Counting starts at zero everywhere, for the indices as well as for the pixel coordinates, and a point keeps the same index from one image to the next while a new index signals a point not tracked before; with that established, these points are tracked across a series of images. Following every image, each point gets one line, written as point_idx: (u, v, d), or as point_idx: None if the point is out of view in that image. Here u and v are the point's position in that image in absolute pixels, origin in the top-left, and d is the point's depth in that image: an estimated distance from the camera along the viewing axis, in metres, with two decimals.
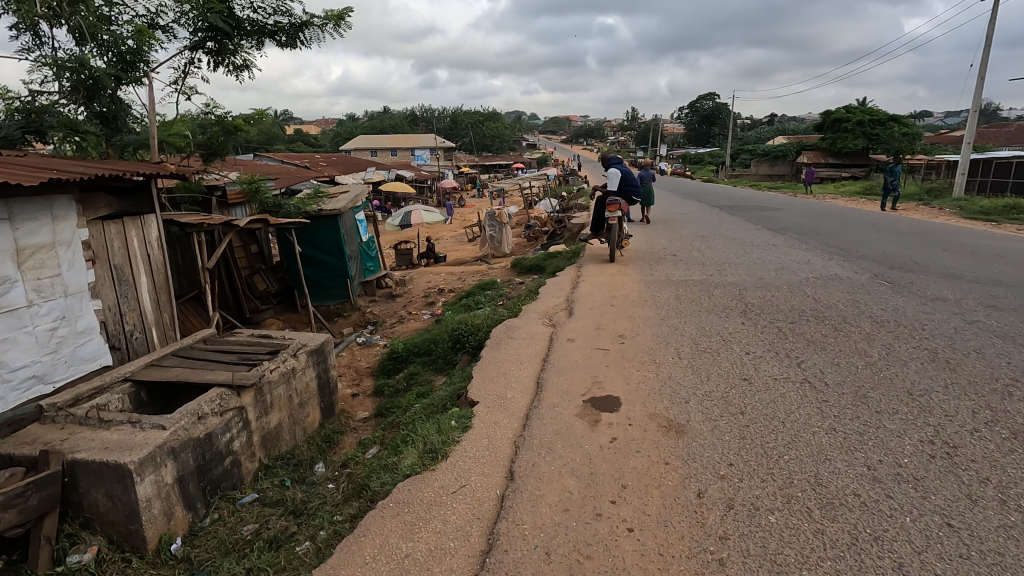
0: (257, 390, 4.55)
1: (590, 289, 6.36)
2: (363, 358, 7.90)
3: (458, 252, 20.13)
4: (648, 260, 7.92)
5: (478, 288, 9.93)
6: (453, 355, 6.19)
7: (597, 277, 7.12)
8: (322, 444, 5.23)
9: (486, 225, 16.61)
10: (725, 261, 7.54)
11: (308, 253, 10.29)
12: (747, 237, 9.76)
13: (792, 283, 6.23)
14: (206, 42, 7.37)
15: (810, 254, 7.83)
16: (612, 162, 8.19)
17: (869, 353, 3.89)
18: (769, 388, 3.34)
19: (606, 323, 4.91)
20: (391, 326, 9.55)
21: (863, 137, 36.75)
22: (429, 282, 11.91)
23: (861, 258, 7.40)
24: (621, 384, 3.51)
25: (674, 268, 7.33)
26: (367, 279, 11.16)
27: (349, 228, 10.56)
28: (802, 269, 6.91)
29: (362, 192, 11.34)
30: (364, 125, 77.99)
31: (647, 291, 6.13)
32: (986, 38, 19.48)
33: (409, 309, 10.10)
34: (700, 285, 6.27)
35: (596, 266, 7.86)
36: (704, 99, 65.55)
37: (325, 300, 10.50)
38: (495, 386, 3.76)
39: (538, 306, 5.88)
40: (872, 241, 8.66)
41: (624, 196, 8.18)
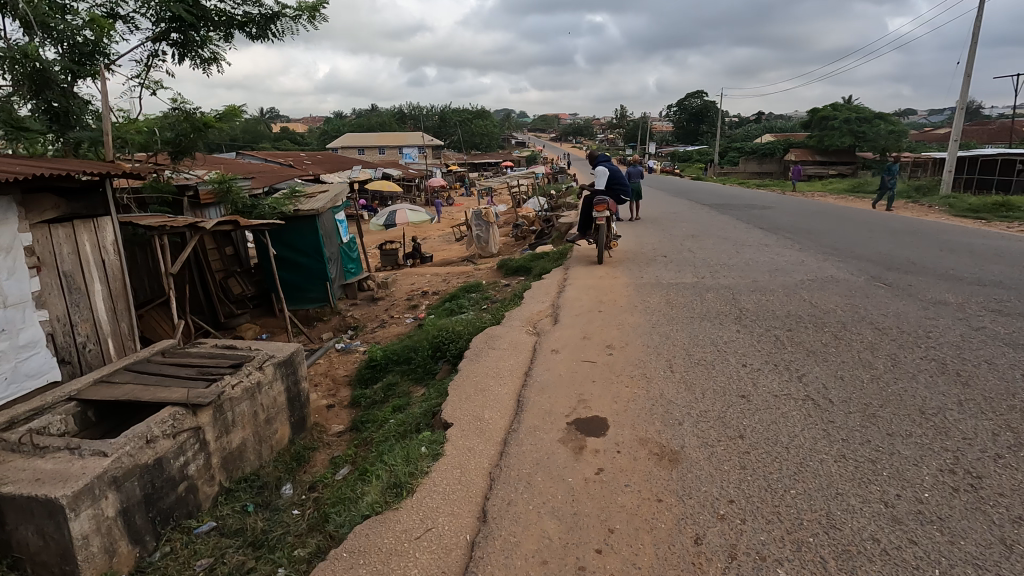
0: (216, 408, 4.20)
1: (577, 293, 6.06)
2: (341, 366, 7.55)
3: (445, 252, 19.76)
4: (637, 261, 7.64)
5: (463, 290, 9.60)
6: (433, 364, 5.86)
7: (584, 280, 6.83)
8: (291, 463, 4.88)
9: (473, 224, 16.27)
10: (717, 262, 7.28)
11: (286, 255, 9.91)
12: (738, 236, 9.52)
13: (787, 285, 5.97)
14: (170, 33, 6.99)
15: (803, 254, 7.59)
16: (600, 159, 7.91)
17: (874, 365, 3.62)
18: (769, 407, 3.06)
19: (593, 332, 4.60)
20: (372, 330, 9.18)
21: (850, 135, 36.84)
22: (413, 284, 11.55)
23: (856, 258, 7.18)
24: (608, 403, 3.21)
25: (664, 270, 7.06)
26: (348, 281, 10.78)
27: (329, 229, 10.18)
28: (797, 270, 6.66)
29: (343, 191, 10.96)
30: (351, 123, 77.17)
31: (635, 295, 5.84)
32: (972, 35, 19.46)
33: (391, 313, 9.75)
34: (692, 289, 5.99)
35: (584, 268, 7.57)
36: (692, 97, 65.59)
37: (303, 303, 10.10)
38: (472, 406, 3.44)
39: (521, 312, 5.58)
40: (866, 241, 8.45)
41: (612, 195, 7.89)
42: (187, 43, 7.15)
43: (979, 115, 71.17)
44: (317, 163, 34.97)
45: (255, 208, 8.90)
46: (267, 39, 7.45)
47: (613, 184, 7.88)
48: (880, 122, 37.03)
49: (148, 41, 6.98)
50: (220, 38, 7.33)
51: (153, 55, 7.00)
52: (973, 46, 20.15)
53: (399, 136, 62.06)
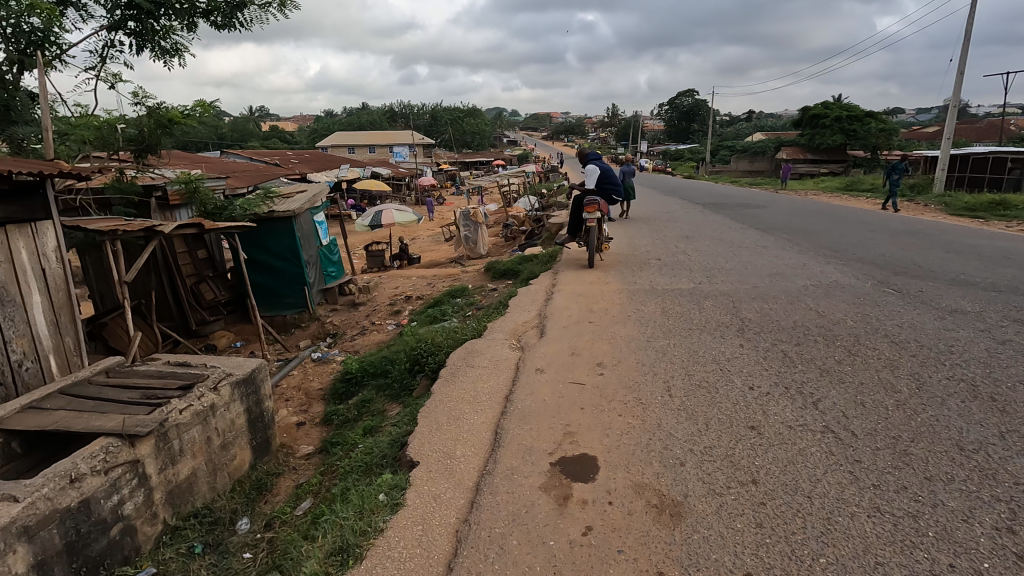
0: (159, 437, 3.73)
1: (565, 301, 5.64)
2: (316, 378, 7.08)
3: (434, 253, 19.29)
4: (630, 265, 7.24)
5: (448, 295, 9.16)
6: (410, 379, 5.42)
7: (574, 285, 6.41)
8: (251, 493, 4.41)
9: (461, 225, 15.82)
10: (714, 266, 6.89)
11: (261, 259, 9.42)
12: (734, 238, 9.12)
13: (790, 291, 5.59)
14: (126, 21, 6.49)
15: (804, 257, 7.22)
16: (590, 157, 7.51)
17: (897, 387, 3.22)
18: (785, 442, 2.65)
19: (582, 347, 4.18)
20: (352, 338, 8.71)
21: (842, 133, 36.72)
22: (397, 288, 11.08)
23: (859, 261, 6.81)
24: (599, 438, 2.79)
25: (659, 275, 6.65)
26: (328, 285, 10.30)
27: (306, 231, 9.69)
28: (799, 274, 6.28)
29: (322, 191, 10.46)
30: (340, 122, 76.42)
31: (629, 303, 5.42)
32: (966, 33, 19.26)
33: (372, 319, 9.28)
34: (688, 297, 5.58)
35: (574, 272, 7.15)
36: (683, 95, 65.44)
37: (279, 309, 9.62)
38: (443, 440, 3.00)
39: (506, 322, 5.15)
40: (868, 242, 8.10)
41: (604, 195, 7.47)
42: (146, 33, 6.67)
43: (969, 113, 71.43)
44: (304, 162, 34.35)
45: (223, 211, 8.33)
46: (233, 28, 6.96)
47: (604, 183, 7.48)
48: (871, 120, 36.94)
49: (102, 30, 6.48)
50: (182, 27, 6.85)
51: (107, 45, 6.51)
52: (967, 42, 19.94)
53: (389, 135, 61.42)
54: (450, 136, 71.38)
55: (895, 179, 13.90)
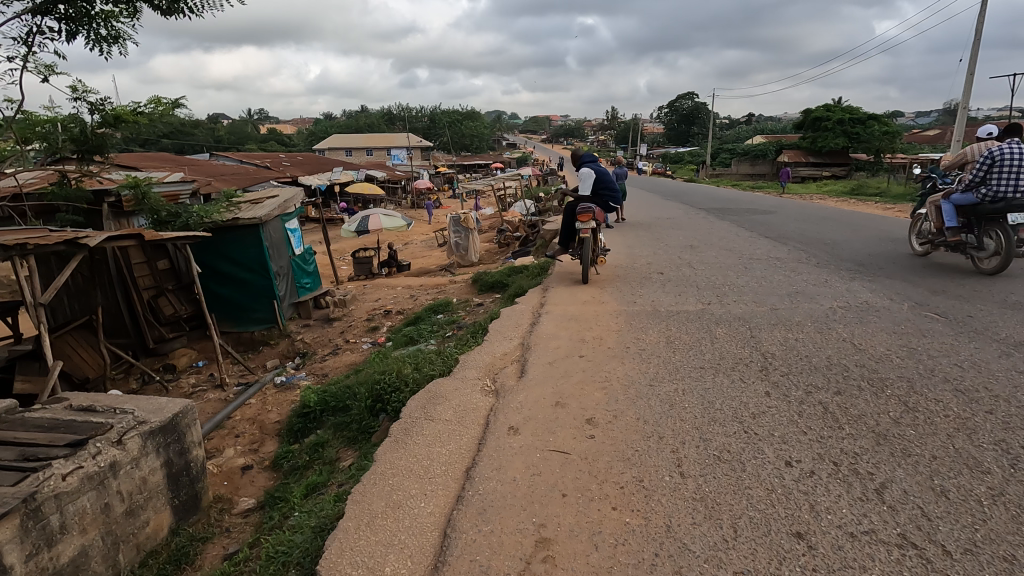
0: (27, 516, 2.91)
1: (554, 325, 4.86)
2: (275, 408, 6.26)
3: (424, 260, 18.49)
4: (629, 281, 6.45)
5: (429, 311, 8.38)
6: (371, 419, 4.62)
7: (565, 305, 5.62)
8: (164, 569, 3.58)
9: (451, 231, 15.04)
10: (723, 283, 6.10)
11: (227, 271, 8.67)
12: (743, 248, 8.33)
13: (815, 316, 4.80)
14: (56, 5, 5.72)
15: (824, 271, 6.43)
16: (585, 159, 6.72)
17: (985, 465, 2.41)
18: (851, 569, 1.85)
19: (569, 394, 3.38)
20: (323, 359, 7.89)
21: (844, 136, 36.06)
22: (378, 300, 10.29)
23: (888, 277, 6.03)
24: (586, 552, 2.00)
25: (661, 294, 5.85)
26: (301, 299, 9.51)
27: (275, 240, 8.90)
28: (822, 293, 5.49)
29: (295, 196, 9.68)
30: (337, 125, 75.71)
31: (628, 330, 4.62)
32: (975, 31, 18.60)
33: (348, 336, 8.46)
34: (696, 323, 4.78)
35: (566, 289, 6.37)
36: (682, 98, 65.00)
37: (248, 325, 8.84)
38: (373, 544, 2.21)
39: (483, 354, 4.35)
40: (893, 255, 7.30)
41: (599, 203, 6.68)
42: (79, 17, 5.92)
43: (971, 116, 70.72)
44: (295, 164, 33.55)
45: (177, 217, 7.47)
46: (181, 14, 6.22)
47: (601, 187, 6.68)
48: (874, 123, 36.27)
49: (28, 14, 5.70)
50: (124, 13, 6.15)
51: (33, 32, 5.73)
52: (978, 42, 19.20)
53: (385, 138, 60.74)
54: (448, 138, 70.69)
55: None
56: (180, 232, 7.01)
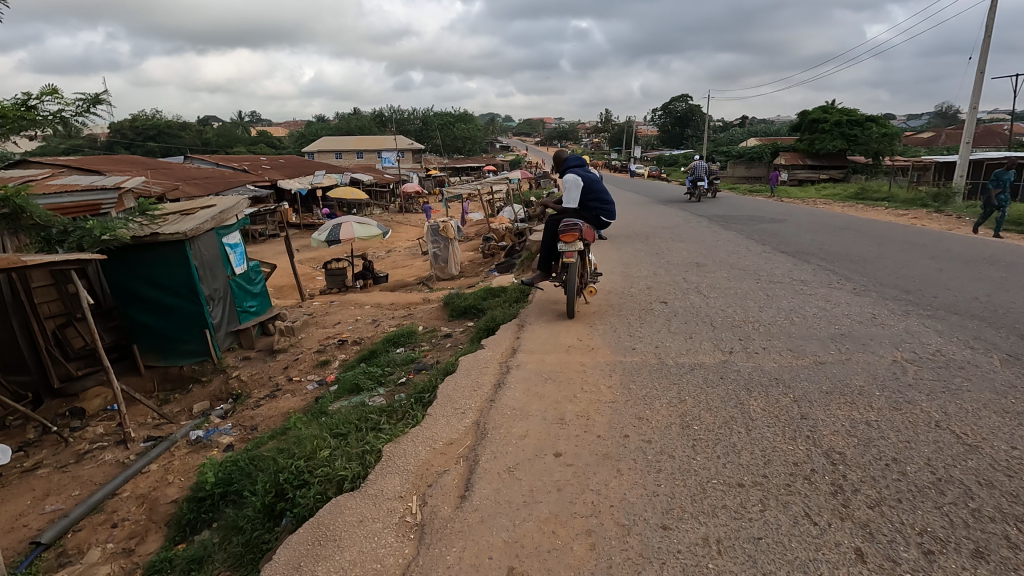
0: None
1: (522, 392, 3.56)
2: (178, 480, 4.94)
3: (404, 271, 17.18)
4: (625, 316, 5.19)
5: (389, 342, 7.12)
6: (264, 529, 3.30)
7: (542, 353, 4.33)
8: None
9: (429, 241, 13.75)
10: (744, 320, 4.84)
11: (150, 296, 7.33)
12: (760, 268, 7.07)
13: (880, 376, 3.53)
14: None
15: (867, 304, 5.19)
16: (571, 163, 5.45)
17: None
18: None
19: (534, 550, 2.08)
20: (256, 404, 6.58)
21: (842, 138, 35.25)
22: (338, 324, 8.97)
23: (952, 313, 4.79)
24: None
25: (666, 335, 4.58)
26: (243, 325, 8.19)
27: (209, 258, 7.57)
28: (877, 338, 4.24)
29: (239, 205, 8.36)
30: (327, 127, 74.23)
31: (625, 399, 3.34)
32: (986, 27, 17.64)
33: (291, 373, 7.14)
34: (718, 387, 3.50)
35: (546, 325, 5.08)
36: (677, 100, 64.13)
37: (176, 358, 7.52)
38: None
39: (417, 445, 3.04)
40: (941, 279, 6.06)
41: (588, 216, 5.40)
42: None
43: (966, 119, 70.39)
44: (276, 168, 32.16)
45: (69, 235, 6.10)
46: None
47: (590, 197, 5.40)
48: (872, 124, 35.40)
49: None
50: None
51: None
52: (990, 39, 18.23)
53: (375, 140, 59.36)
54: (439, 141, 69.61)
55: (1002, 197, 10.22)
56: (69, 255, 5.67)
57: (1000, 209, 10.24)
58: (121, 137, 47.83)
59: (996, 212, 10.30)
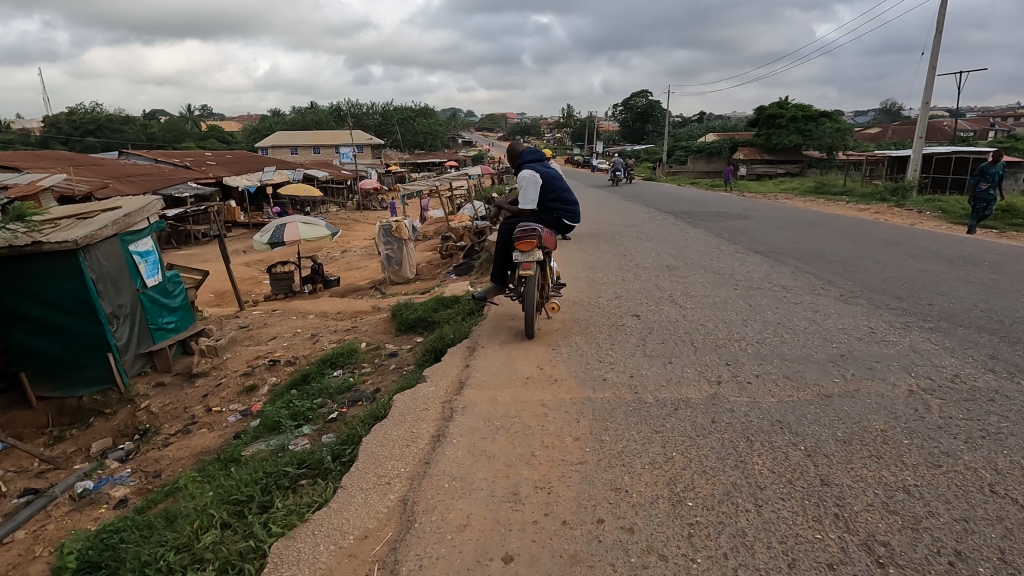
0: None
1: (466, 450, 2.78)
2: (46, 554, 3.95)
3: (356, 274, 16.11)
4: (592, 335, 4.48)
5: (325, 363, 6.22)
6: None
7: (494, 388, 3.56)
8: None
9: (381, 242, 12.80)
10: (729, 340, 4.19)
11: (38, 316, 6.21)
12: (736, 272, 6.48)
13: (902, 416, 2.91)
14: None
15: (861, 316, 4.62)
16: (527, 157, 4.69)
17: None
18: None
19: None
20: (166, 441, 5.60)
21: (797, 134, 35.72)
22: (272, 340, 7.98)
23: (957, 325, 4.26)
24: None
25: (641, 360, 3.89)
26: (157, 345, 7.12)
27: (111, 270, 6.49)
28: (883, 361, 3.65)
29: (151, 207, 7.28)
30: (281, 122, 71.40)
31: (596, 460, 2.61)
32: (937, 23, 17.77)
33: (211, 402, 6.17)
34: (710, 436, 2.80)
35: (501, 348, 4.31)
36: (637, 96, 64.20)
37: (73, 387, 6.40)
38: None
39: (318, 544, 2.22)
40: (930, 283, 5.59)
41: (547, 219, 4.66)
42: None
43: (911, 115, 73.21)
44: (221, 164, 30.32)
45: None
46: None
47: (550, 197, 4.65)
48: (826, 120, 36.02)
49: None
50: None
51: None
52: (942, 35, 18.37)
53: (331, 135, 57.29)
54: (399, 136, 67.90)
55: (988, 190, 9.76)
56: None
57: (984, 205, 9.79)
58: (55, 130, 44.60)
59: (980, 208, 9.85)
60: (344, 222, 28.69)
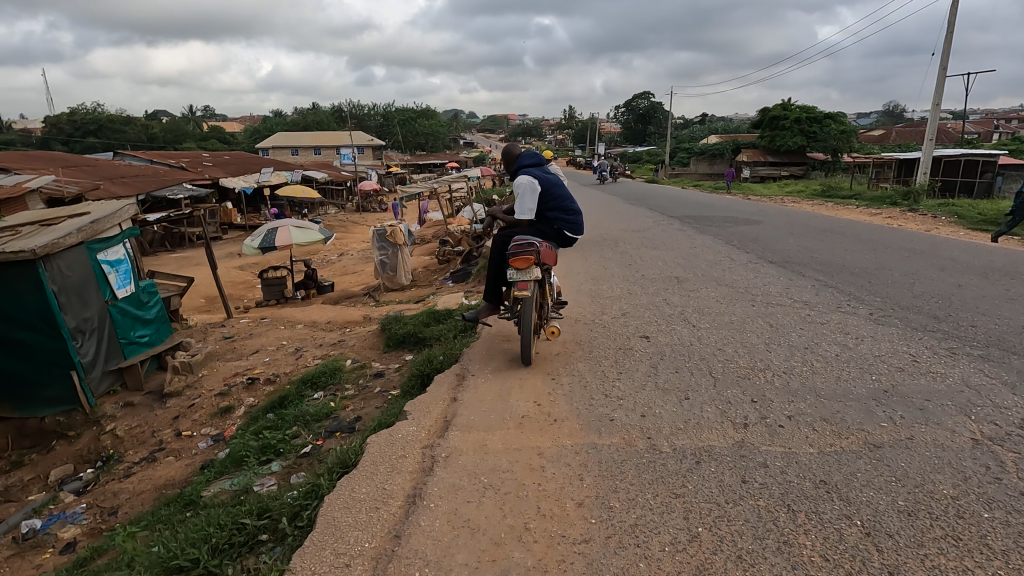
0: None
1: (445, 520, 2.29)
2: None
3: (352, 279, 15.63)
4: (597, 361, 3.99)
5: (306, 383, 5.73)
6: None
7: (484, 429, 3.07)
8: None
9: (375, 247, 12.32)
10: (752, 369, 3.69)
11: None
12: (752, 285, 5.98)
13: (972, 477, 2.41)
14: None
15: (898, 340, 4.12)
16: (525, 161, 4.20)
17: None
18: None
19: None
20: (129, 470, 5.12)
21: (802, 135, 35.24)
22: (254, 354, 7.49)
23: (1011, 354, 3.76)
24: None
25: (654, 394, 3.39)
26: (128, 360, 6.64)
27: (76, 281, 6.02)
28: (938, 400, 3.14)
29: (123, 213, 6.81)
30: (281, 122, 71.12)
31: (604, 538, 2.12)
32: (948, 22, 17.32)
33: (181, 426, 5.67)
34: (741, 501, 2.31)
35: (494, 377, 3.82)
36: (639, 97, 63.80)
37: (34, 407, 5.91)
38: None
39: None
40: (968, 300, 5.08)
41: (547, 230, 4.17)
42: None
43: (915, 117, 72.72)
44: (218, 165, 29.93)
45: None
46: None
47: (549, 205, 4.15)
48: (830, 121, 35.51)
49: None
50: None
51: None
52: (953, 34, 17.88)
53: (331, 136, 56.96)
54: (400, 137, 67.52)
55: None
56: None
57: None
58: (54, 130, 44.34)
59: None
60: (342, 224, 28.25)
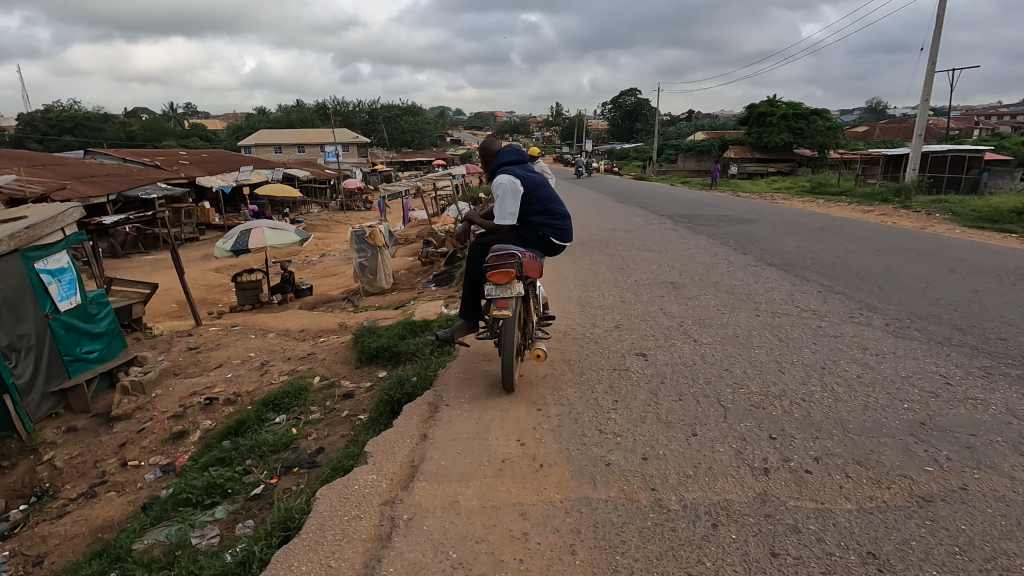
0: None
1: None
2: None
3: (332, 282, 15.03)
4: (589, 385, 3.50)
5: (267, 404, 5.18)
6: None
7: (456, 478, 2.57)
8: None
9: (354, 249, 11.75)
10: (767, 395, 3.23)
11: None
12: (754, 291, 5.54)
13: None
14: None
15: (924, 357, 3.69)
16: (505, 158, 3.70)
17: None
18: None
19: None
20: (65, 507, 4.55)
21: (788, 132, 35.11)
22: (217, 369, 6.92)
23: None
24: None
25: (656, 429, 2.92)
26: (72, 378, 6.03)
27: (9, 293, 5.41)
28: (989, 436, 2.69)
29: (67, 217, 6.21)
30: (264, 120, 69.84)
31: None
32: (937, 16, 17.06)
33: (128, 455, 5.10)
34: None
35: (471, 407, 3.31)
36: (625, 93, 63.52)
37: None
38: None
39: None
40: (990, 308, 4.68)
41: (531, 236, 3.68)
42: None
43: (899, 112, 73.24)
44: (195, 164, 29.04)
45: None
46: None
47: (532, 209, 3.65)
48: (817, 117, 35.39)
49: None
50: None
51: None
52: (940, 27, 17.64)
53: (314, 134, 55.97)
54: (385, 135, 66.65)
55: None
56: None
57: None
58: (27, 129, 42.99)
59: None
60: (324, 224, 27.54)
